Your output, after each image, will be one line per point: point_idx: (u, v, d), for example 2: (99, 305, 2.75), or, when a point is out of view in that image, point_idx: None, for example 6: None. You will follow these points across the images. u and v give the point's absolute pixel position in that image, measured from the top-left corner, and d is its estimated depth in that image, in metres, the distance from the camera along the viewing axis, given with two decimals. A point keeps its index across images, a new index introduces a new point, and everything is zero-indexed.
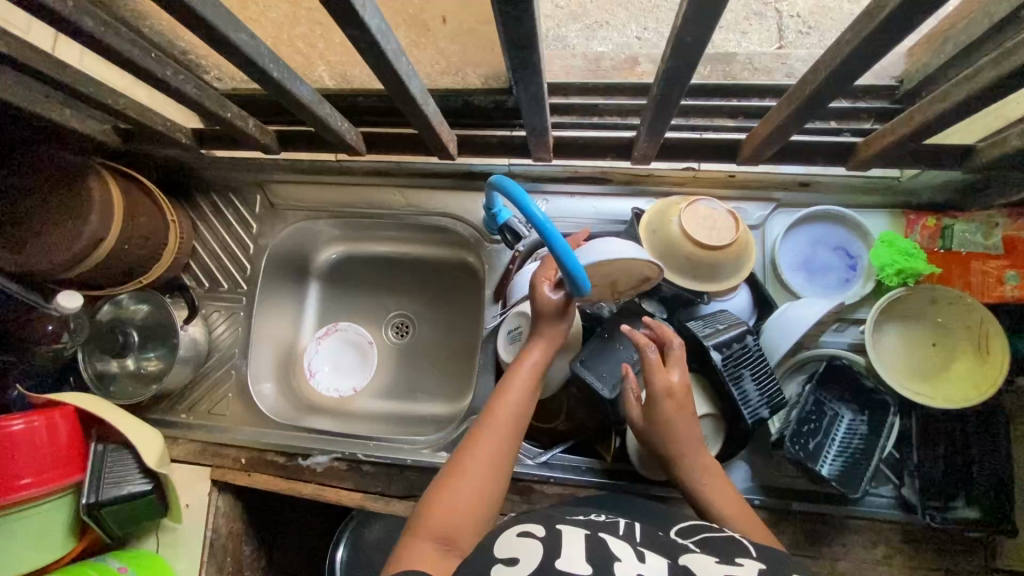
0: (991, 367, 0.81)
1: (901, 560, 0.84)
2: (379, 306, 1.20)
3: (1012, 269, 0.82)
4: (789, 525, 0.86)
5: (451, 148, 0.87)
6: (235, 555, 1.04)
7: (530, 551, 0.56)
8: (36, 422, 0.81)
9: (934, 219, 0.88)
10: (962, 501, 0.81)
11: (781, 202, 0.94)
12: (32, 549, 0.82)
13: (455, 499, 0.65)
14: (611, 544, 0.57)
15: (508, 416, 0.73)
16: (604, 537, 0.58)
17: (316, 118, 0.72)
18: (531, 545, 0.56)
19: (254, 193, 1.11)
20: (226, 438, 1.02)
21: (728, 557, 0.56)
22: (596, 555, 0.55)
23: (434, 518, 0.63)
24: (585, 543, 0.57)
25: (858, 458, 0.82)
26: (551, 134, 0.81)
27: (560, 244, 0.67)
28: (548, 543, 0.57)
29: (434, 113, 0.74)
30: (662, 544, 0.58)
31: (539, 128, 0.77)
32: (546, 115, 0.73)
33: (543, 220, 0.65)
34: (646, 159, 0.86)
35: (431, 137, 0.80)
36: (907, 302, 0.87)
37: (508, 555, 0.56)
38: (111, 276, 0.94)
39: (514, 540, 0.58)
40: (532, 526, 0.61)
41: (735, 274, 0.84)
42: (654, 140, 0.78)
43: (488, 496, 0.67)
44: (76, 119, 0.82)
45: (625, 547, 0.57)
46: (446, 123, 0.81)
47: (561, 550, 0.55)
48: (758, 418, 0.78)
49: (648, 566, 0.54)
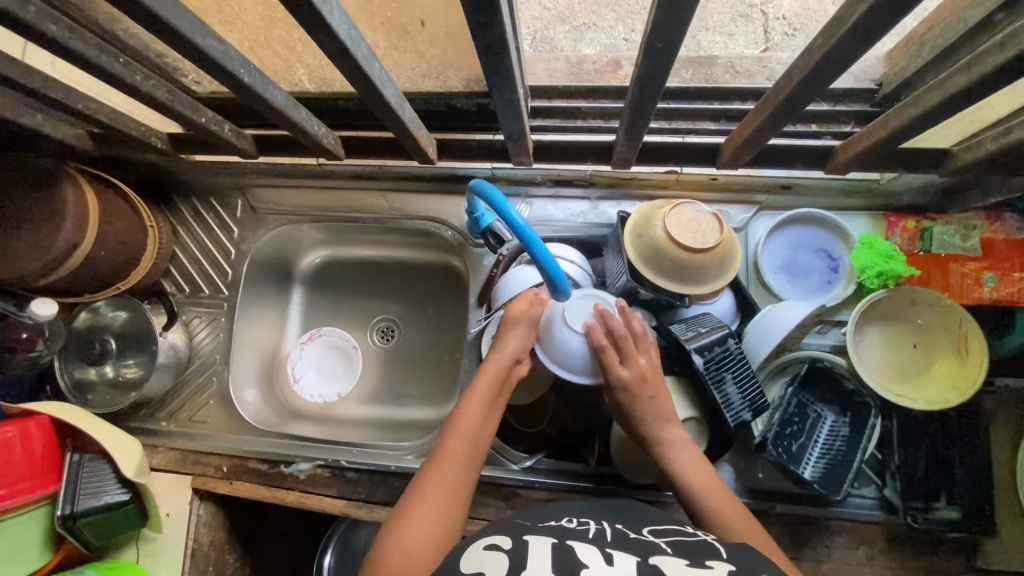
0: (970, 367, 0.81)
1: (883, 561, 0.85)
2: (364, 310, 1.21)
3: (990, 272, 0.82)
4: (772, 526, 0.87)
5: (430, 152, 0.86)
6: (218, 563, 1.03)
7: (495, 564, 0.56)
8: (9, 432, 0.79)
9: (914, 222, 0.88)
10: (944, 501, 0.82)
11: (763, 205, 0.94)
12: (8, 564, 0.80)
13: (406, 543, 0.62)
14: (578, 551, 0.57)
15: (467, 435, 0.72)
16: (572, 545, 0.59)
17: (293, 123, 0.70)
18: (496, 560, 0.57)
19: (235, 197, 1.10)
20: (206, 446, 1.01)
21: (698, 559, 0.57)
22: (562, 562, 0.55)
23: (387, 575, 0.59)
24: (551, 552, 0.57)
25: (840, 459, 0.83)
26: (529, 138, 0.79)
27: (540, 251, 0.69)
28: (514, 555, 0.57)
29: (412, 118, 0.74)
30: (632, 545, 0.60)
31: (516, 132, 0.76)
32: (524, 120, 0.72)
33: (522, 225, 0.66)
34: (628, 163, 0.85)
35: (409, 142, 0.79)
36: (887, 305, 0.88)
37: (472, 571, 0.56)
38: (73, 288, 0.91)
39: (477, 557, 0.57)
40: (498, 539, 0.61)
41: (722, 275, 0.85)
42: (633, 144, 0.77)
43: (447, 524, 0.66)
44: (49, 124, 0.80)
45: (592, 551, 0.58)
46: (425, 128, 0.80)
47: (526, 562, 0.56)
48: (740, 421, 0.78)
49: (616, 567, 0.55)
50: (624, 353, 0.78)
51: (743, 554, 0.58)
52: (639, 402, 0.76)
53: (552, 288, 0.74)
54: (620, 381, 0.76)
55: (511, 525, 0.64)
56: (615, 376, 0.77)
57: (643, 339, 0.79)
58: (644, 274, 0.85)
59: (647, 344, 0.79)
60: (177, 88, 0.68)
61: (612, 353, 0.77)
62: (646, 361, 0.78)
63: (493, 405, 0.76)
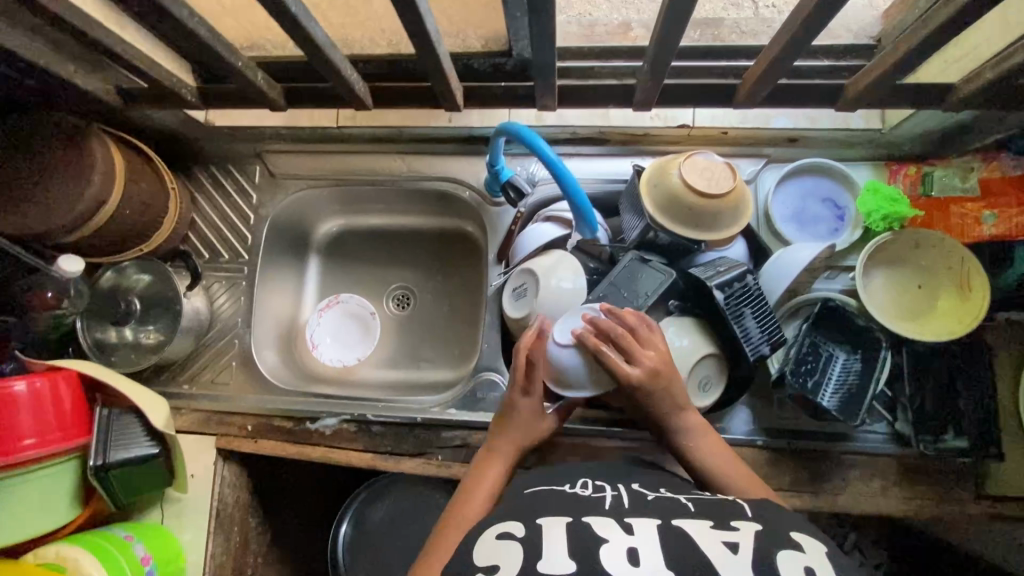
0: (972, 305, 0.85)
1: (896, 492, 0.88)
2: (380, 279, 1.23)
3: (991, 210, 0.85)
4: (790, 462, 0.90)
5: (458, 97, 0.84)
6: (241, 526, 1.04)
7: (510, 556, 0.58)
8: (39, 383, 0.79)
9: (915, 168, 0.92)
10: (952, 433, 0.87)
11: (771, 157, 0.98)
12: (39, 514, 0.81)
13: None
14: (594, 526, 0.60)
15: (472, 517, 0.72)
16: (587, 521, 0.61)
17: (328, 63, 0.72)
18: (509, 549, 0.59)
19: (253, 164, 1.10)
20: (231, 406, 1.02)
21: (722, 521, 0.61)
22: (578, 544, 0.58)
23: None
24: (567, 534, 0.59)
25: (855, 392, 0.86)
26: (556, 74, 0.77)
27: (570, 183, 0.81)
28: (528, 545, 0.59)
29: (447, 61, 0.76)
30: (651, 510, 0.63)
31: (546, 65, 0.74)
32: (554, 50, 0.71)
33: (555, 159, 0.79)
34: (648, 104, 0.84)
35: (442, 85, 0.79)
36: (893, 247, 0.91)
37: (488, 565, 0.58)
38: (97, 248, 0.92)
39: (492, 547, 0.60)
40: (510, 524, 0.62)
41: (735, 221, 0.89)
42: (655, 81, 0.77)
43: None
44: (81, 74, 0.80)
45: (610, 525, 0.61)
46: (454, 68, 0.79)
47: (542, 550, 0.57)
48: (759, 354, 0.82)
49: (636, 537, 0.58)
50: (628, 353, 0.78)
51: (769, 515, 0.62)
52: (654, 392, 0.77)
53: (580, 220, 0.87)
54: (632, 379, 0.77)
55: (519, 510, 0.65)
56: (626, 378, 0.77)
57: (642, 337, 0.79)
58: (662, 221, 0.87)
59: (653, 337, 0.79)
60: (215, 29, 0.70)
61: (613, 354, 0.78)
62: (653, 352, 0.78)
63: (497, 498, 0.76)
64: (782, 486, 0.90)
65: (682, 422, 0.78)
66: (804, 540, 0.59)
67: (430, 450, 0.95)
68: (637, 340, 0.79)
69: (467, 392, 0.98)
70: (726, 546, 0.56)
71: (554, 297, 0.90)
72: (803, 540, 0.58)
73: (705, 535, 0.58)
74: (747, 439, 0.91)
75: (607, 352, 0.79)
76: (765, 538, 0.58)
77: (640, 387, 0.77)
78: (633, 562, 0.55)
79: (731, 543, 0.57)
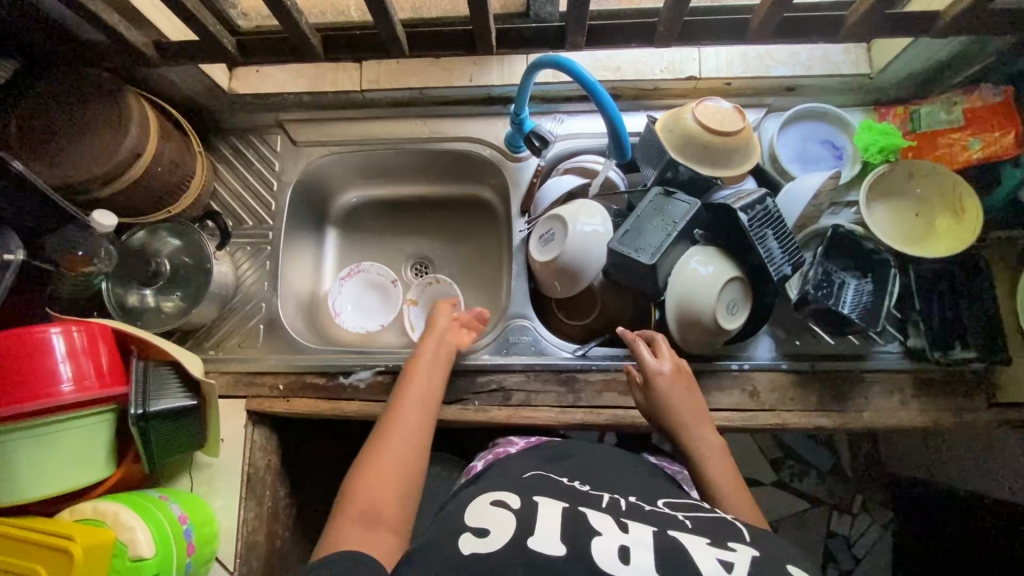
0: (968, 223, 0.92)
1: (914, 405, 0.93)
2: (398, 248, 1.24)
3: (974, 137, 0.93)
4: (815, 384, 0.94)
5: (492, 40, 0.87)
6: (274, 493, 1.01)
7: (498, 523, 0.60)
8: (76, 331, 0.78)
9: (903, 108, 1.01)
10: (960, 346, 0.91)
11: (771, 107, 1.06)
12: (78, 468, 0.79)
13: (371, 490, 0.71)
14: (590, 518, 0.60)
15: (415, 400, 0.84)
16: (584, 511, 0.61)
17: None
18: (501, 519, 0.60)
19: (274, 133, 1.12)
20: (260, 366, 1.01)
21: (720, 539, 0.57)
22: (573, 528, 0.58)
23: (352, 523, 0.67)
24: (562, 515, 0.60)
25: (873, 308, 0.91)
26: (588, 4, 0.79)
27: (607, 102, 0.87)
28: (520, 519, 0.60)
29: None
30: (648, 516, 0.61)
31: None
32: None
33: (593, 79, 0.85)
34: (668, 41, 0.86)
35: (480, 26, 0.83)
36: (889, 180, 0.98)
37: (478, 526, 0.60)
38: (123, 208, 0.92)
39: (485, 512, 0.62)
40: (506, 497, 0.64)
41: (746, 159, 0.94)
42: (678, 13, 0.80)
43: (401, 483, 0.73)
44: (124, 25, 0.82)
45: (607, 520, 0.60)
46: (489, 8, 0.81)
47: (534, 526, 0.59)
48: (783, 274, 0.88)
49: (631, 535, 0.57)
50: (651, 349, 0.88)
51: (768, 543, 0.58)
52: (672, 390, 0.84)
53: (616, 144, 0.93)
54: (652, 369, 0.86)
55: (517, 486, 0.67)
56: (646, 367, 0.86)
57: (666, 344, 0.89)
58: (680, 160, 0.92)
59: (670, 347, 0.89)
60: None
61: (641, 347, 0.88)
62: (674, 354, 0.88)
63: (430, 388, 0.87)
64: (808, 406, 0.93)
65: (696, 427, 0.82)
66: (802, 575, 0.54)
67: (467, 397, 0.96)
68: (659, 344, 0.90)
69: (499, 337, 1.01)
70: (720, 564, 0.53)
71: (579, 241, 0.93)
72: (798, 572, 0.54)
73: (699, 550, 0.55)
74: (772, 363, 0.95)
75: (637, 344, 0.88)
76: (763, 564, 0.54)
77: (660, 379, 0.85)
78: (622, 559, 0.54)
79: (726, 561, 0.54)
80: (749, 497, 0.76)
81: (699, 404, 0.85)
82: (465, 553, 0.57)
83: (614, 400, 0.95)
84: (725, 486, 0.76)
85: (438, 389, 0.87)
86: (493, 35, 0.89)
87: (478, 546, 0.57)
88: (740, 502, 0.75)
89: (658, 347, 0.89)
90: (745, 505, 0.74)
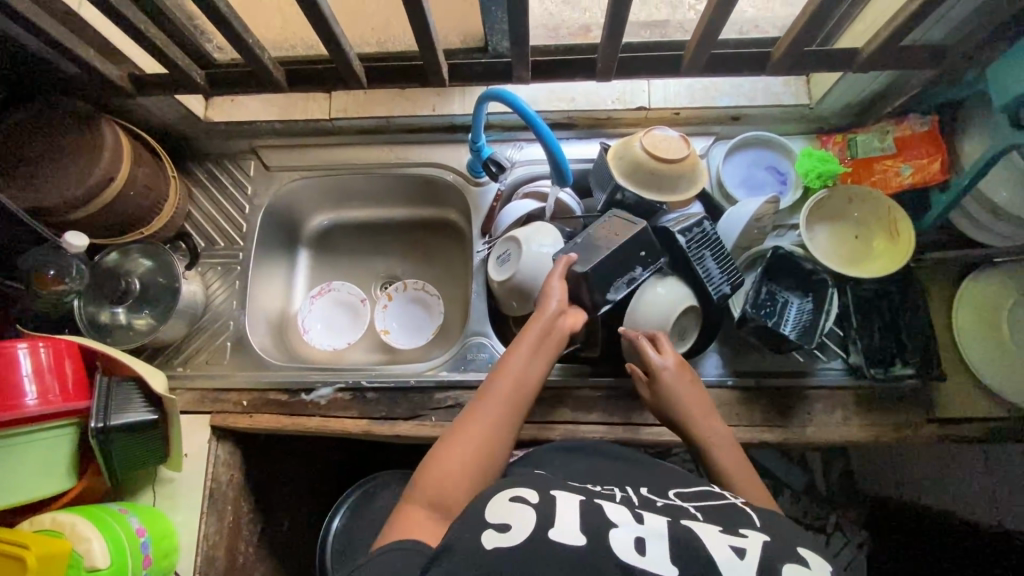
0: (901, 242, 0.97)
1: (856, 420, 0.96)
2: (369, 269, 1.29)
3: (905, 162, 0.98)
4: (761, 400, 0.97)
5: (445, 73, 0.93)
6: (236, 506, 1.04)
7: (521, 517, 0.59)
8: (41, 346, 0.81)
9: (841, 137, 1.07)
10: (899, 363, 0.95)
11: (719, 135, 1.12)
12: (36, 480, 0.81)
13: (446, 478, 0.69)
14: (606, 511, 0.61)
15: (513, 387, 0.79)
16: (599, 505, 0.63)
17: (332, 35, 0.82)
18: (522, 511, 0.60)
19: (248, 159, 1.18)
20: (227, 383, 1.04)
21: (730, 527, 0.60)
22: (590, 520, 0.59)
23: (424, 513, 0.66)
24: (579, 508, 0.61)
25: (812, 325, 0.95)
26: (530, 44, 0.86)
27: (546, 133, 0.92)
28: (541, 512, 0.60)
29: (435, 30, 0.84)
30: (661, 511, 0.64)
31: (521, 33, 0.83)
32: (526, 19, 0.80)
33: (530, 111, 0.90)
34: (609, 75, 0.92)
35: (432, 60, 0.89)
36: (830, 203, 1.02)
37: (499, 521, 0.59)
38: (96, 229, 0.97)
39: (505, 506, 0.61)
40: (525, 491, 0.63)
41: (693, 185, 0.99)
42: (614, 49, 0.86)
43: (480, 473, 0.71)
44: (99, 60, 0.88)
45: (622, 513, 0.62)
46: (440, 44, 0.88)
47: (555, 519, 0.59)
48: (722, 293, 0.93)
49: (646, 528, 0.59)
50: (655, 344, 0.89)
51: (778, 527, 0.61)
52: (675, 383, 0.85)
53: (557, 171, 0.97)
54: (653, 366, 0.86)
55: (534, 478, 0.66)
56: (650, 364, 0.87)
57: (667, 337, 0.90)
58: (628, 186, 0.97)
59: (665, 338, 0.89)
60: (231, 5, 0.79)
61: (643, 344, 0.88)
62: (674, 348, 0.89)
63: (530, 370, 0.81)
64: (753, 422, 0.96)
65: (701, 418, 0.84)
66: (810, 556, 0.57)
67: (424, 412, 0.99)
68: (659, 338, 0.89)
69: (457, 353, 1.04)
70: (732, 550, 0.56)
71: (532, 260, 0.97)
72: (809, 554, 0.57)
73: (708, 538, 0.58)
74: (717, 380, 0.98)
75: (639, 339, 0.88)
76: (772, 548, 0.57)
77: (667, 373, 0.86)
78: (639, 551, 0.56)
79: (738, 548, 0.57)
80: (756, 480, 0.79)
81: (703, 395, 0.86)
82: (489, 548, 0.56)
83: (565, 415, 0.98)
84: (734, 475, 0.78)
85: (535, 374, 0.81)
86: (446, 69, 0.95)
87: (500, 540, 0.57)
88: (750, 488, 0.77)
89: (658, 342, 0.89)
90: (751, 489, 0.77)
